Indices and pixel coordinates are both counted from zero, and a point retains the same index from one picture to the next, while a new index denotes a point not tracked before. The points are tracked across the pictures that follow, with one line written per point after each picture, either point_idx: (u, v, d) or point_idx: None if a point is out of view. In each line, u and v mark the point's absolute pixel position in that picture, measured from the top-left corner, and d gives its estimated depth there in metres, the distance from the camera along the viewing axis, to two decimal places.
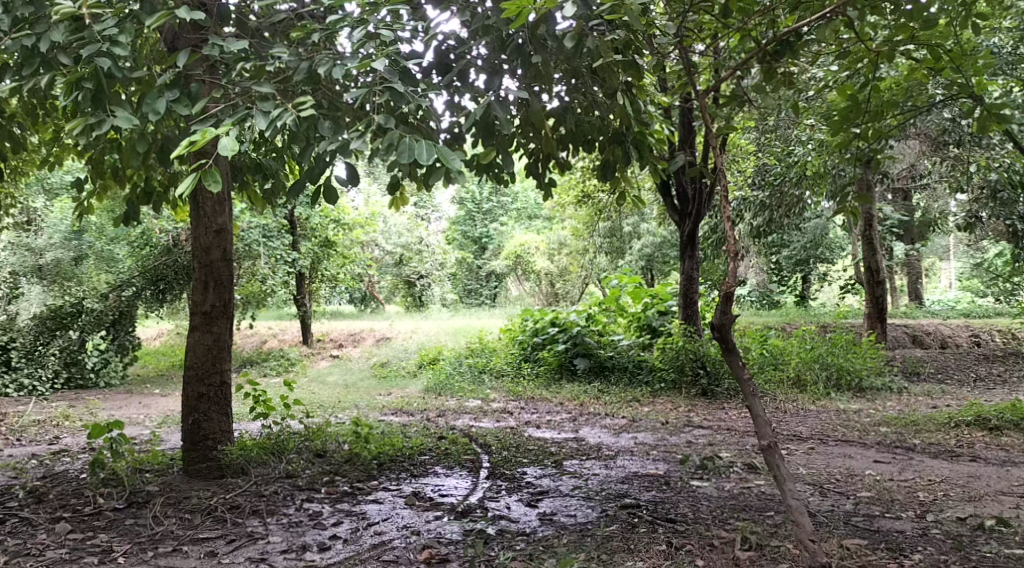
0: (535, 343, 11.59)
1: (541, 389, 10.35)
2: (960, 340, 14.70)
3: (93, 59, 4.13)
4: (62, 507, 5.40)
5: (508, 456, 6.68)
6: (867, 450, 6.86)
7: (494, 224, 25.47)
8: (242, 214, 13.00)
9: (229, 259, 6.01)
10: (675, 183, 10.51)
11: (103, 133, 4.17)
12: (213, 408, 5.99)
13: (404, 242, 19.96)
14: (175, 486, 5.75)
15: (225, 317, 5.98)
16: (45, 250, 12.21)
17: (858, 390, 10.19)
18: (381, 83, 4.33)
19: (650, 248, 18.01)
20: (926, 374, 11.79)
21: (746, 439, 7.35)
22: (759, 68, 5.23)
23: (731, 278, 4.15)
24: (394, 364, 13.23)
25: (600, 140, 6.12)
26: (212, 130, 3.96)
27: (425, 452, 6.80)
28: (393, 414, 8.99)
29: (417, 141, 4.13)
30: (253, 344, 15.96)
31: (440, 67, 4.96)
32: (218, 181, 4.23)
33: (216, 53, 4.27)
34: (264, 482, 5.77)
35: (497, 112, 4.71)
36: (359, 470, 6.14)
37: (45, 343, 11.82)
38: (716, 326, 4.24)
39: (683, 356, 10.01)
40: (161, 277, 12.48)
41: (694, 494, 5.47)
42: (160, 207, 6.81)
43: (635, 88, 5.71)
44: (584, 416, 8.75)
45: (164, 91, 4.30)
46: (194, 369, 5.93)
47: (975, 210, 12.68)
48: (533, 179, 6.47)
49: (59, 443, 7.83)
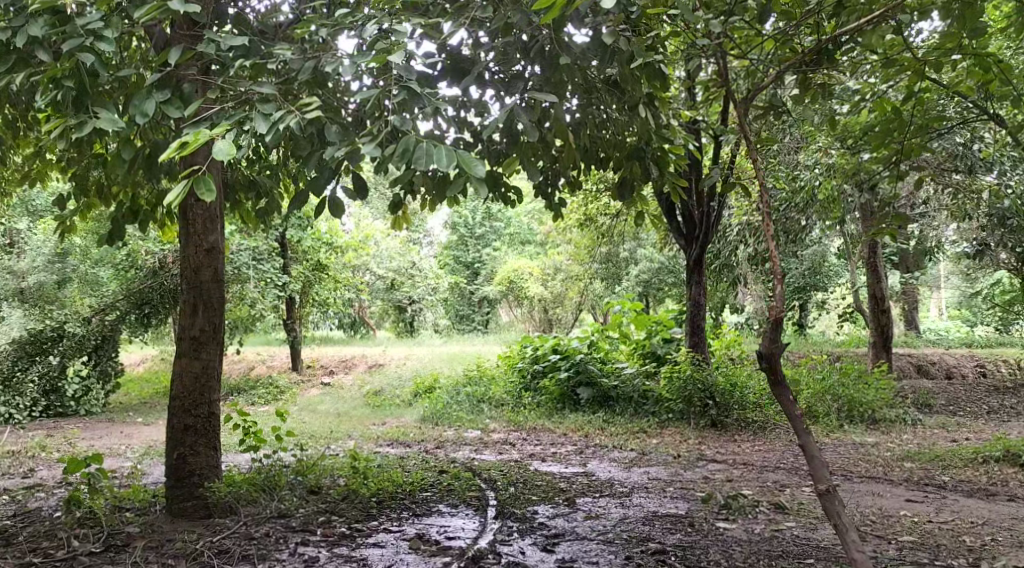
0: (535, 371, 11.17)
1: (543, 420, 9.90)
2: (965, 370, 14.33)
3: (74, 52, 3.75)
4: (32, 551, 4.94)
5: (516, 493, 6.24)
6: (896, 488, 6.46)
7: (486, 248, 25.06)
8: (232, 236, 12.54)
9: (220, 280, 5.59)
10: (681, 206, 10.15)
11: (84, 135, 3.75)
12: (201, 441, 5.56)
13: (395, 266, 19.38)
14: (158, 527, 5.30)
15: (215, 342, 5.57)
16: (28, 273, 12.08)
17: (871, 423, 9.81)
18: (395, 83, 3.98)
19: (648, 275, 17.35)
20: (938, 407, 11.35)
21: (766, 476, 6.94)
22: (795, 76, 4.86)
23: (780, 303, 3.80)
24: (388, 393, 12.76)
25: (617, 156, 5.75)
26: (206, 132, 3.58)
27: (426, 487, 6.38)
28: (391, 445, 8.57)
29: (435, 145, 3.79)
30: (241, 370, 15.49)
31: (453, 72, 4.53)
32: (212, 190, 3.83)
33: (212, 49, 3.88)
34: (254, 523, 5.30)
35: (521, 116, 4.29)
36: (358, 508, 5.70)
37: (23, 369, 11.22)
38: (764, 356, 3.87)
39: (692, 386, 9.57)
40: (146, 301, 11.89)
41: (722, 538, 5.06)
42: (147, 226, 6.43)
43: (658, 100, 5.35)
44: (591, 449, 8.33)
45: (154, 92, 3.89)
46: (180, 399, 5.51)
47: (983, 237, 12.41)
48: (542, 199, 6.11)
49: (33, 476, 7.32)
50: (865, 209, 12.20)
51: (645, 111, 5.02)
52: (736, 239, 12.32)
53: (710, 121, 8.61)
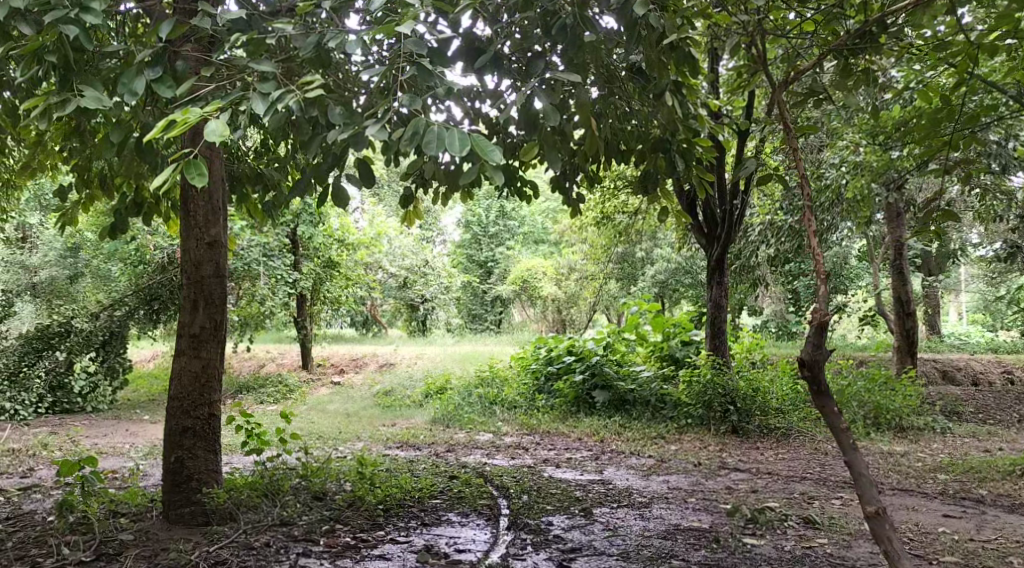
0: (550, 373, 10.84)
1: (557, 424, 9.59)
2: (992, 377, 13.90)
3: (58, 25, 3.52)
4: (20, 559, 4.69)
5: (530, 502, 5.93)
6: (932, 502, 6.11)
7: (500, 247, 24.64)
8: (241, 232, 12.28)
9: (222, 276, 5.32)
10: (702, 204, 9.82)
11: (66, 113, 3.53)
12: (200, 444, 5.28)
13: (408, 264, 19.10)
14: (152, 535, 5.04)
15: (216, 340, 5.30)
16: (39, 268, 12.26)
17: (899, 430, 9.43)
18: (406, 61, 3.69)
19: (664, 274, 16.87)
20: (967, 415, 10.97)
21: (793, 487, 6.61)
22: (835, 62, 4.54)
23: (824, 306, 3.51)
24: (398, 393, 12.45)
25: (640, 148, 5.43)
26: (198, 111, 3.33)
27: (437, 494, 6.09)
28: (399, 448, 8.28)
29: (447, 129, 3.50)
30: (251, 368, 15.24)
31: (467, 54, 4.21)
32: (203, 175, 3.56)
33: (206, 24, 3.64)
34: (255, 531, 5.04)
35: (541, 99, 3.92)
36: (364, 517, 5.41)
37: (30, 364, 10.95)
38: (807, 363, 3.57)
39: (711, 391, 9.25)
40: (156, 296, 11.41)
41: (750, 556, 4.76)
42: (151, 219, 6.19)
43: (685, 88, 5.03)
44: (607, 455, 8.00)
45: (145, 69, 3.66)
46: (179, 400, 5.24)
47: (1013, 242, 12.02)
48: (560, 194, 5.84)
49: (32, 476, 7.08)
50: (891, 211, 11.82)
51: (671, 99, 4.71)
52: (757, 239, 11.96)
53: (734, 116, 8.28)
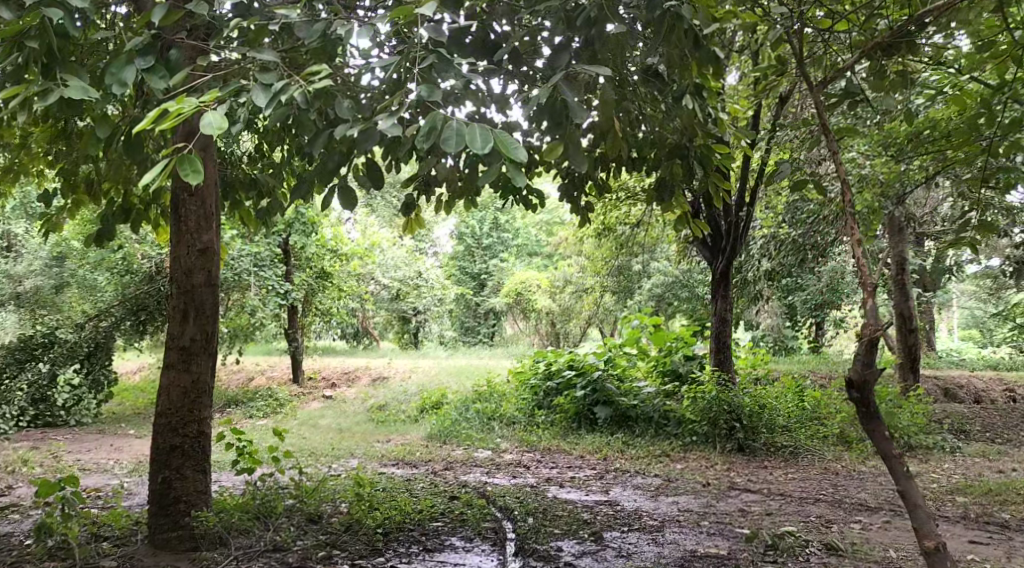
0: (549, 388, 10.49)
1: (558, 441, 9.31)
2: (995, 395, 13.64)
3: (40, 9, 3.32)
4: None
5: (536, 525, 5.62)
6: (957, 527, 5.84)
7: (494, 259, 24.26)
8: (232, 241, 11.98)
9: (214, 284, 5.03)
10: (707, 216, 9.61)
11: (49, 102, 3.31)
12: (188, 463, 4.96)
13: (401, 275, 18.69)
14: (136, 560, 4.73)
15: (206, 353, 5.00)
16: (24, 276, 11.88)
17: (908, 449, 9.17)
18: (421, 51, 3.46)
19: (661, 288, 16.58)
20: (974, 433, 10.73)
21: (809, 509, 6.33)
22: (867, 65, 4.35)
23: (875, 322, 3.29)
24: (392, 408, 12.12)
25: (656, 154, 5.24)
26: (194, 101, 3.08)
27: (437, 517, 5.77)
28: (397, 466, 7.97)
29: (466, 122, 3.25)
30: (240, 380, 14.86)
31: (482, 48, 3.97)
32: (198, 172, 3.30)
33: (203, 9, 3.42)
34: (247, 558, 4.75)
35: (566, 93, 3.68)
36: (363, 542, 5.10)
37: (12, 376, 10.29)
38: (854, 385, 3.37)
39: (717, 408, 8.97)
40: (141, 307, 11.16)
41: None
42: (140, 225, 5.84)
43: (706, 90, 4.83)
44: (611, 474, 7.71)
45: (134, 58, 3.44)
46: (166, 416, 4.93)
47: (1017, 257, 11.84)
48: (570, 202, 5.60)
49: (11, 495, 6.75)
50: (893, 224, 11.62)
51: (692, 101, 4.50)
52: (759, 252, 11.74)
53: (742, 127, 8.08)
